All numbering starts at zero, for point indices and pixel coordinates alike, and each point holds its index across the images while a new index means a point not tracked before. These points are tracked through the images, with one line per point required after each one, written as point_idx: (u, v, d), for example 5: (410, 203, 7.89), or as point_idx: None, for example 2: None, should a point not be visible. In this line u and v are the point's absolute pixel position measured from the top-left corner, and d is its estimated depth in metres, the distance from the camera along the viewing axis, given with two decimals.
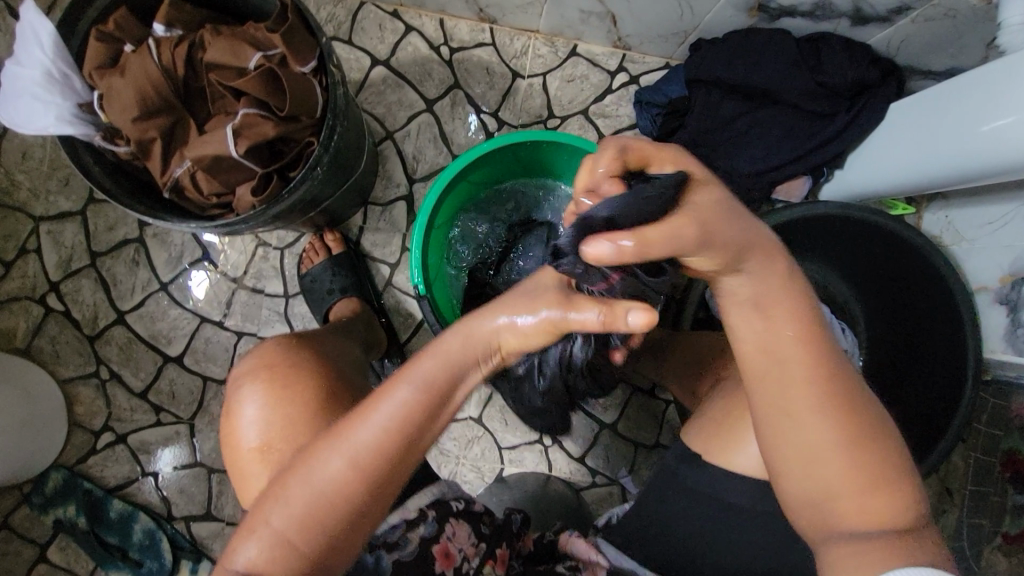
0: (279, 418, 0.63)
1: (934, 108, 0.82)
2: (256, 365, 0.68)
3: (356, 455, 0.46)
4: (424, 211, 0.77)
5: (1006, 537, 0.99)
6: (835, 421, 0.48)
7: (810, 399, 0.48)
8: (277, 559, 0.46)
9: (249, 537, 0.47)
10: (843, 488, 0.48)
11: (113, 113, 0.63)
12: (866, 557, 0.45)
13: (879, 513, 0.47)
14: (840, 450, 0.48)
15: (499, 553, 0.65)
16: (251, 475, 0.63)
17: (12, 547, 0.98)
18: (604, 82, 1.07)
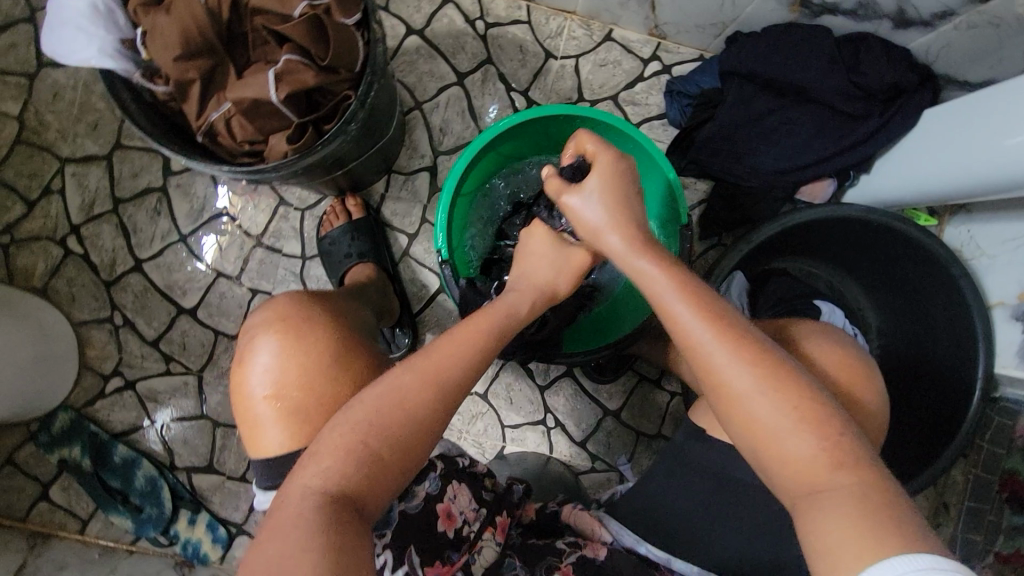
0: (295, 367, 0.63)
1: (965, 119, 0.82)
2: (270, 316, 0.68)
3: (428, 372, 0.52)
4: (453, 175, 0.77)
5: (999, 555, 1.00)
6: (752, 369, 0.48)
7: (717, 347, 0.49)
8: (348, 472, 0.47)
9: (319, 456, 0.48)
10: (793, 442, 0.46)
11: (155, 50, 0.63)
12: (841, 515, 0.42)
13: (833, 461, 0.45)
14: (760, 399, 0.47)
15: (499, 520, 0.65)
16: (264, 423, 0.62)
17: (15, 482, 1.00)
18: (636, 70, 1.07)
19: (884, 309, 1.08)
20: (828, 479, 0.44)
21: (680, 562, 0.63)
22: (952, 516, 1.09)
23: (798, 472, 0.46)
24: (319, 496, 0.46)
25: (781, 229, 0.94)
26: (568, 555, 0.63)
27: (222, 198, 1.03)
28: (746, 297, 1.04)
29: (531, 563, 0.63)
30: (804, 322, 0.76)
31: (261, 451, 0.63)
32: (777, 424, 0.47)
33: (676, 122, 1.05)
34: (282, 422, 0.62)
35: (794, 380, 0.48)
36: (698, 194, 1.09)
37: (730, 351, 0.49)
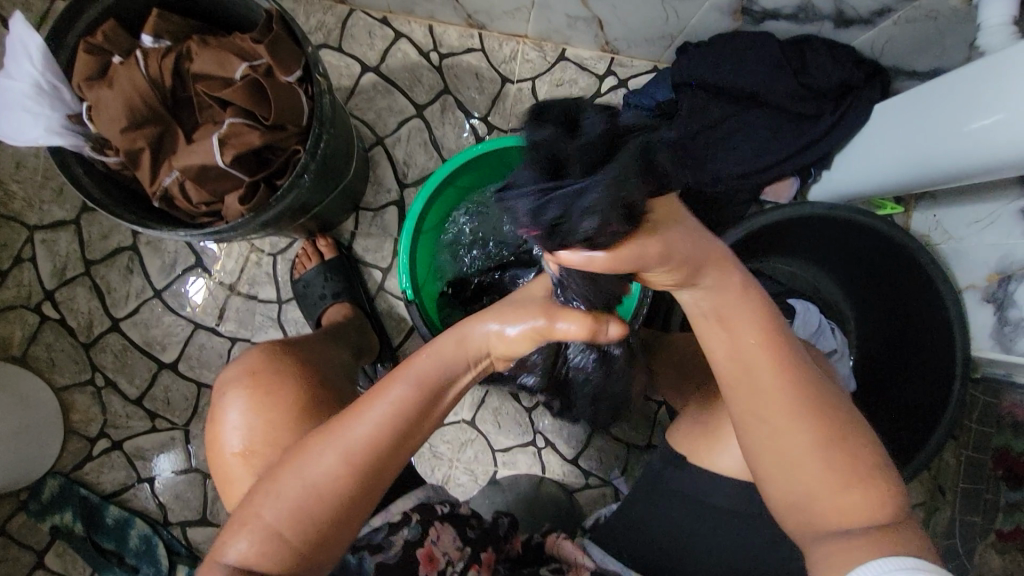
0: (262, 422, 0.64)
1: (918, 111, 0.83)
2: (240, 371, 0.69)
3: (348, 447, 0.47)
4: (411, 217, 0.78)
5: (1001, 534, 1.00)
6: (811, 427, 0.49)
7: (782, 407, 0.49)
8: (270, 549, 0.47)
9: (241, 531, 0.48)
10: (830, 496, 0.48)
11: (101, 124, 0.63)
12: (849, 549, 0.45)
13: (856, 511, 0.47)
14: (809, 451, 0.49)
15: (483, 557, 0.65)
16: (238, 478, 0.64)
17: (9, 553, 0.99)
18: (592, 86, 1.08)
19: (859, 300, 1.09)
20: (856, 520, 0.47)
21: None
22: (948, 499, 1.09)
23: (816, 514, 0.49)
24: (238, 573, 0.46)
25: (746, 232, 0.95)
26: None
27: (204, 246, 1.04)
28: None
29: None
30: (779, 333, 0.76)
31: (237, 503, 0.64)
32: (819, 475, 0.49)
33: None
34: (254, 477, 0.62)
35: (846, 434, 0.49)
36: None
37: (785, 408, 0.49)
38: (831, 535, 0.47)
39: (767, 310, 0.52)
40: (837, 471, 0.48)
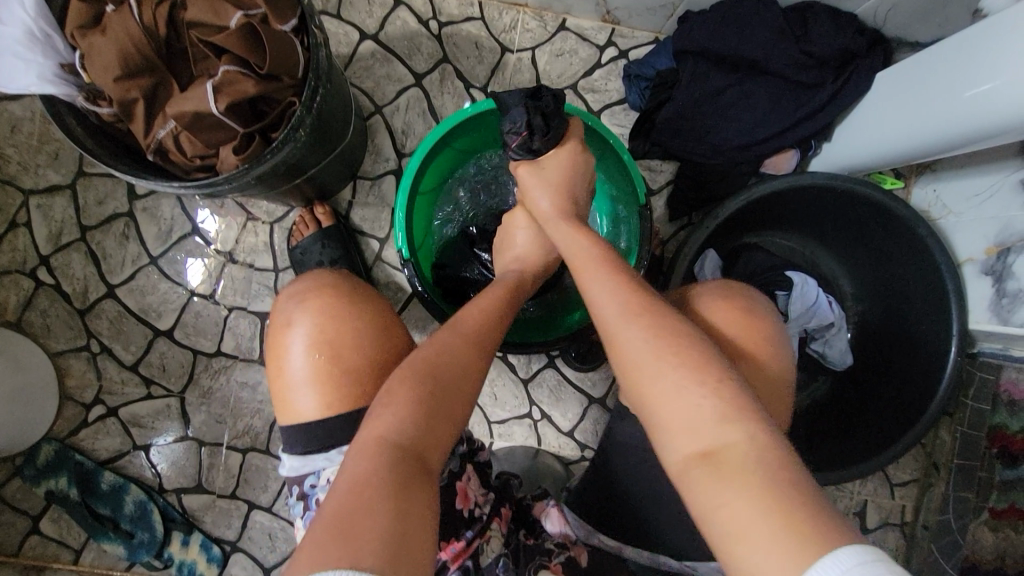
0: (341, 327, 0.61)
1: (917, 78, 0.83)
2: (310, 284, 0.66)
3: (467, 330, 0.57)
4: (408, 175, 0.77)
5: (993, 511, 1.03)
6: (650, 331, 0.49)
7: (624, 321, 0.50)
8: (414, 421, 0.48)
9: (385, 407, 0.49)
10: (686, 400, 0.45)
11: (94, 72, 0.62)
12: (735, 481, 0.40)
13: (719, 422, 0.43)
14: (651, 358, 0.47)
15: (503, 510, 0.65)
16: (323, 378, 0.59)
17: (5, 518, 0.99)
18: (593, 57, 1.07)
19: (858, 275, 1.08)
20: (717, 442, 0.43)
21: (630, 550, 0.67)
22: (942, 476, 1.10)
23: (682, 439, 0.45)
24: (385, 440, 0.47)
25: (746, 203, 0.95)
26: (557, 556, 0.64)
27: (203, 223, 1.03)
28: (720, 273, 1.05)
29: (523, 563, 0.63)
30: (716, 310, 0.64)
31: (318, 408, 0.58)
32: (671, 384, 0.46)
33: (636, 106, 1.05)
34: (352, 381, 0.59)
35: (686, 335, 0.48)
36: (665, 175, 1.09)
37: (627, 315, 0.50)
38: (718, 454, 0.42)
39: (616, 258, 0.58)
40: (695, 378, 0.45)
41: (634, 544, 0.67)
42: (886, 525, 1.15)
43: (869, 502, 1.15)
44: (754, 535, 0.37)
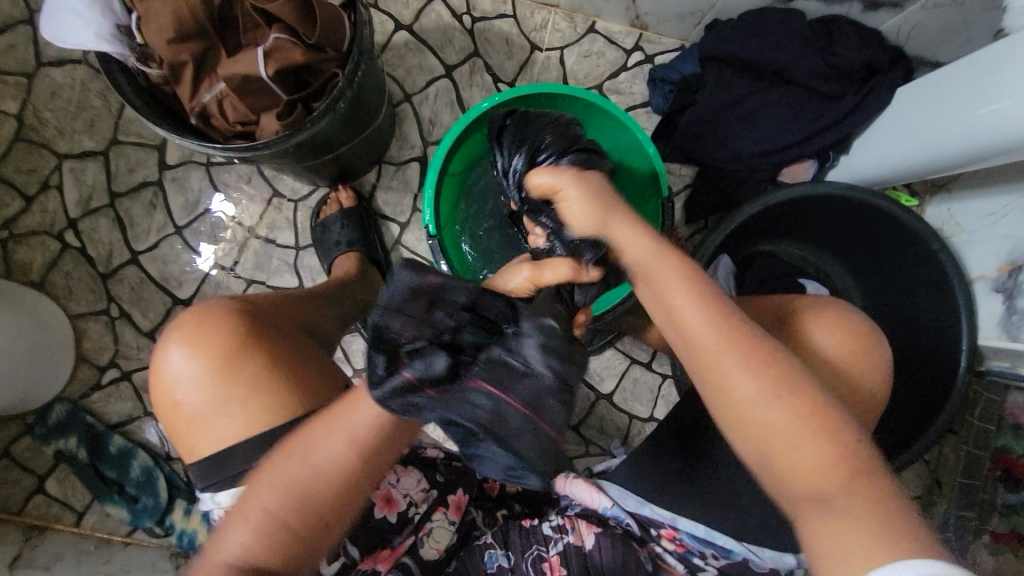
0: (206, 381, 0.60)
1: (935, 95, 0.85)
2: (189, 317, 0.63)
3: (343, 450, 0.52)
4: (439, 154, 0.80)
5: (994, 535, 1.00)
6: (767, 385, 0.52)
7: (728, 360, 0.53)
8: (259, 551, 0.51)
9: (239, 526, 0.52)
10: (795, 449, 0.50)
11: (149, 34, 0.65)
12: (841, 524, 0.46)
13: (808, 465, 0.50)
14: (766, 405, 0.51)
15: (452, 499, 0.67)
16: (188, 425, 0.61)
17: (12, 476, 1.00)
18: (620, 59, 1.10)
19: (869, 288, 1.09)
20: (818, 475, 0.49)
21: (684, 521, 0.62)
22: (945, 493, 1.10)
23: (782, 458, 0.51)
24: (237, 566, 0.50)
25: (763, 208, 0.96)
26: (553, 543, 0.64)
27: (216, 208, 1.05)
28: (733, 279, 1.07)
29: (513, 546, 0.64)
30: (807, 312, 0.63)
31: (194, 451, 0.61)
32: (763, 411, 0.52)
33: (659, 109, 1.08)
34: (209, 426, 0.60)
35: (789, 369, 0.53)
36: (684, 179, 1.11)
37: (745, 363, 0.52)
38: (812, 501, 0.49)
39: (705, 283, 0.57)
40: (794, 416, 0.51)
41: (688, 516, 0.62)
42: None
43: None
44: (831, 555, 0.45)
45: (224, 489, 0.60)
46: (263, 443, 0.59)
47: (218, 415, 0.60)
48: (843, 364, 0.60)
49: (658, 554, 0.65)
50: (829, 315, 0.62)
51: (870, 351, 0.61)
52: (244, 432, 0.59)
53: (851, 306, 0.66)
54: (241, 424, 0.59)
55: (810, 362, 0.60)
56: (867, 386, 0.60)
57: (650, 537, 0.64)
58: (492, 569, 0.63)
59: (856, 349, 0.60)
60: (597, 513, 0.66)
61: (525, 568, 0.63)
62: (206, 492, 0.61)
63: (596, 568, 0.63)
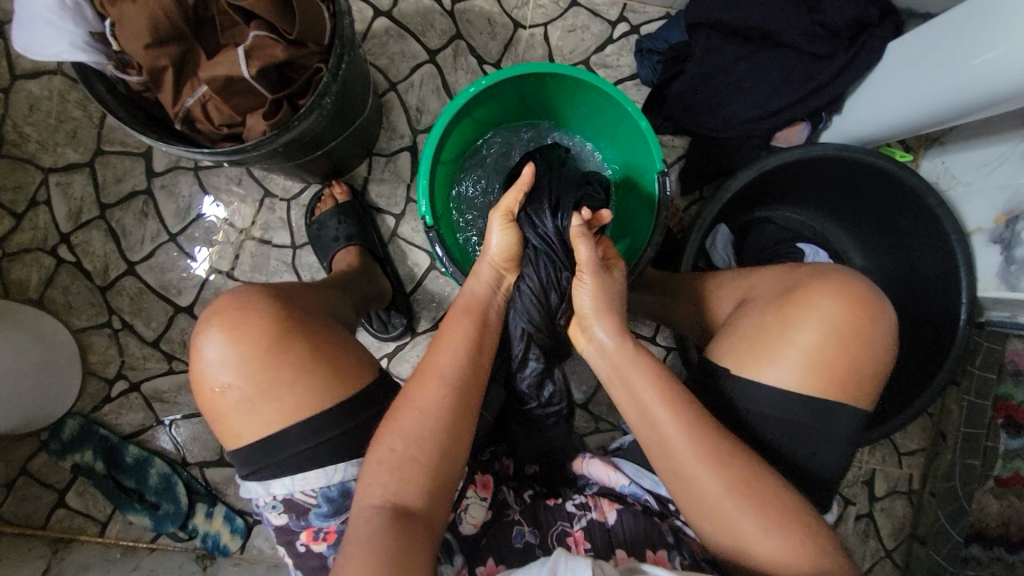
0: (256, 363, 0.58)
1: (930, 47, 0.83)
2: (224, 304, 0.61)
3: (452, 379, 0.59)
4: (431, 142, 0.79)
5: (999, 481, 1.04)
6: (728, 483, 0.55)
7: (699, 465, 0.56)
8: (405, 486, 0.54)
9: (376, 471, 0.54)
10: (763, 542, 0.54)
11: (124, 41, 0.63)
12: None
13: (780, 553, 0.54)
14: (736, 505, 0.55)
15: (479, 478, 0.67)
16: (233, 414, 0.59)
17: (31, 492, 1.01)
18: (605, 32, 1.08)
19: (869, 248, 1.09)
20: (799, 573, 0.53)
21: None
22: (949, 444, 1.11)
23: (749, 553, 0.55)
24: (384, 507, 0.53)
25: (758, 174, 0.95)
26: (578, 519, 0.64)
27: (205, 210, 1.04)
28: (732, 248, 1.07)
29: (541, 523, 0.64)
30: (811, 283, 0.63)
31: (238, 439, 0.59)
32: (746, 524, 0.55)
33: (648, 80, 1.06)
34: (258, 410, 0.58)
35: (753, 473, 0.56)
36: (677, 151, 1.10)
37: (707, 465, 0.56)
38: None
39: (676, 386, 0.60)
40: (741, 500, 0.55)
41: None
42: (894, 494, 1.16)
43: (877, 471, 1.16)
44: None
45: (277, 476, 0.59)
46: (315, 424, 0.58)
47: (267, 398, 0.58)
48: (848, 330, 0.60)
49: (679, 528, 0.65)
50: (833, 282, 0.62)
51: (874, 315, 0.61)
52: (293, 415, 0.58)
53: (853, 270, 0.66)
54: (297, 401, 0.58)
55: (818, 329, 0.60)
56: (872, 349, 0.61)
57: (669, 512, 0.66)
58: (519, 546, 0.62)
59: (861, 314, 0.61)
60: (615, 491, 0.68)
61: (552, 543, 0.63)
62: (251, 480, 0.59)
63: (620, 544, 0.63)
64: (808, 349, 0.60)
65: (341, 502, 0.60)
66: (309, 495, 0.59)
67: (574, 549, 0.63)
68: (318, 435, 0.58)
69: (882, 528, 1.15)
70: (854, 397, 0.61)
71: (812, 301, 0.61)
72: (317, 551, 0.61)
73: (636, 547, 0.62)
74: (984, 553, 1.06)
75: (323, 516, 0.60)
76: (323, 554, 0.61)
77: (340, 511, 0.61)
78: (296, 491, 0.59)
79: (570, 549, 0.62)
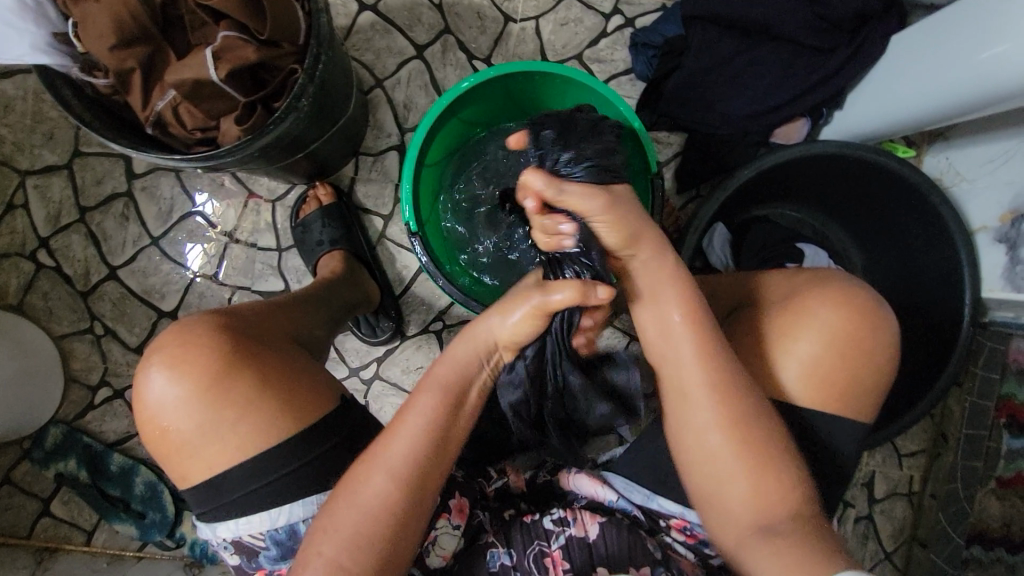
0: (200, 404, 0.56)
1: (935, 39, 0.80)
2: (169, 337, 0.58)
3: (399, 475, 0.54)
4: (414, 146, 0.76)
5: (1000, 481, 1.00)
6: (723, 419, 0.55)
7: (703, 399, 0.56)
8: None
9: (310, 570, 0.51)
10: (740, 479, 0.55)
11: (88, 42, 0.60)
12: (774, 558, 0.51)
13: (759, 492, 0.55)
14: (726, 443, 0.55)
15: (453, 503, 0.63)
16: (182, 452, 0.57)
17: (15, 501, 0.99)
18: (598, 26, 1.04)
19: (870, 247, 1.06)
20: (770, 511, 0.54)
21: (692, 514, 0.62)
22: (951, 445, 1.08)
23: (727, 494, 0.56)
24: None
25: (756, 173, 0.92)
26: (556, 539, 0.62)
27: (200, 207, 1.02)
28: (729, 248, 1.05)
29: (517, 544, 0.63)
30: (810, 289, 0.61)
31: (187, 478, 0.58)
32: (730, 464, 0.55)
33: (643, 75, 1.03)
34: (202, 451, 0.56)
35: (756, 410, 0.55)
36: (673, 147, 1.07)
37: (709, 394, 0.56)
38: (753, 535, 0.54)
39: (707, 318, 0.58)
40: (737, 444, 0.55)
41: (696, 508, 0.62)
42: (895, 496, 1.14)
43: (878, 472, 1.14)
44: None
45: (221, 519, 0.57)
46: (261, 464, 0.56)
47: (212, 436, 0.56)
48: (847, 341, 0.57)
49: (667, 542, 0.64)
50: (832, 290, 0.59)
51: (874, 323, 0.59)
52: (240, 454, 0.56)
53: (852, 275, 0.64)
54: (241, 440, 0.56)
55: (815, 340, 0.58)
56: (874, 361, 0.58)
57: (659, 528, 0.64)
58: (496, 568, 0.62)
59: (862, 323, 0.58)
60: (604, 506, 0.66)
61: (528, 565, 0.62)
62: (201, 519, 0.58)
63: (603, 560, 0.62)
64: (804, 361, 0.58)
65: (289, 544, 0.58)
66: (256, 538, 0.58)
67: (551, 571, 0.61)
68: (267, 473, 0.56)
69: (882, 529, 1.13)
70: (853, 408, 0.59)
71: (808, 309, 0.59)
72: None
73: (618, 563, 0.61)
74: (984, 554, 1.03)
75: (271, 559, 0.59)
76: None
77: (288, 552, 0.59)
78: (243, 534, 0.57)
79: (547, 572, 0.61)
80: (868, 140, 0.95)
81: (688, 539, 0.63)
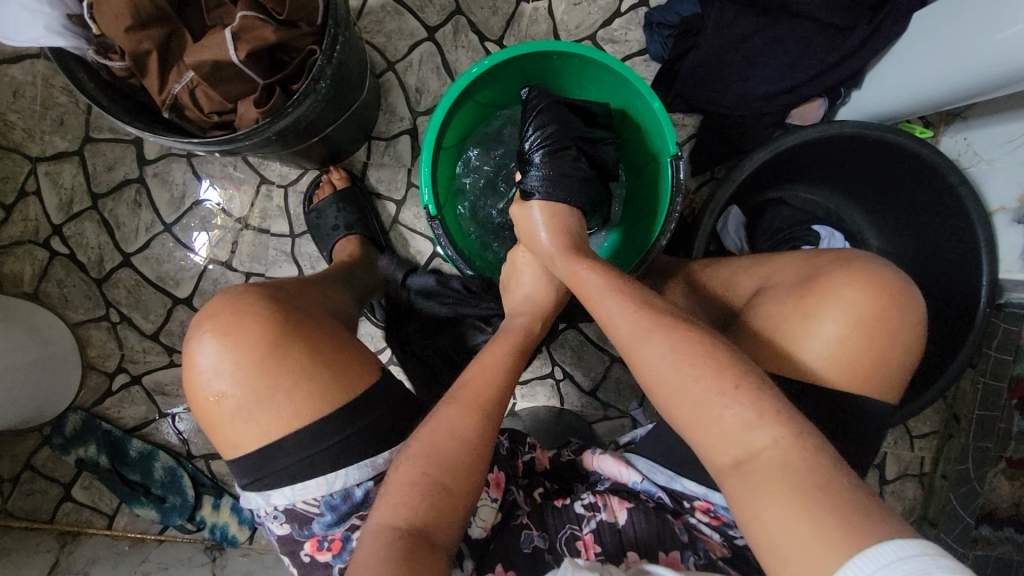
0: (257, 369, 0.56)
1: (955, 16, 0.79)
2: (220, 307, 0.59)
3: (471, 402, 0.57)
4: (432, 129, 0.75)
5: (1011, 462, 1.03)
6: (674, 346, 0.51)
7: (646, 337, 0.53)
8: (419, 507, 0.51)
9: (391, 491, 0.52)
10: (718, 406, 0.48)
11: (103, 24, 0.60)
12: (784, 498, 0.43)
13: (740, 424, 0.47)
14: (689, 376, 0.49)
15: (493, 477, 0.65)
16: (230, 422, 0.57)
17: (37, 486, 1.01)
18: (612, 5, 1.02)
19: (886, 229, 1.06)
20: (761, 449, 0.46)
21: (717, 496, 0.62)
22: (962, 427, 1.09)
23: (720, 441, 0.48)
24: (399, 528, 0.50)
25: (773, 154, 0.92)
26: (587, 521, 0.63)
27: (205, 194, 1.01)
28: (744, 231, 1.04)
29: (550, 526, 0.63)
30: (836, 270, 0.60)
31: (236, 447, 0.57)
32: (700, 398, 0.49)
33: (658, 56, 1.02)
34: (254, 419, 0.56)
35: (704, 339, 0.52)
36: (687, 130, 1.06)
37: (649, 329, 0.53)
38: (754, 478, 0.45)
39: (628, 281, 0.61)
40: (695, 368, 0.50)
41: (720, 491, 0.62)
42: (905, 476, 1.15)
43: (888, 454, 1.14)
44: (801, 546, 0.40)
45: (275, 486, 0.57)
46: (316, 431, 0.57)
47: (265, 403, 0.56)
48: (875, 321, 0.57)
49: (693, 525, 0.64)
50: (858, 270, 0.59)
51: (900, 301, 0.58)
52: (297, 419, 0.56)
53: (875, 255, 0.63)
54: (299, 400, 0.57)
55: (842, 321, 0.57)
56: (900, 341, 0.58)
57: (683, 510, 0.65)
58: (528, 551, 0.61)
59: (889, 302, 0.57)
60: (628, 488, 0.67)
61: (561, 548, 0.62)
62: (249, 489, 0.58)
63: (632, 544, 0.61)
64: (831, 342, 0.58)
65: (345, 509, 0.59)
66: (311, 504, 0.58)
67: (584, 554, 0.61)
68: (322, 440, 0.57)
69: None
70: (880, 389, 0.58)
71: (833, 288, 0.59)
72: (322, 562, 0.59)
73: (648, 549, 0.61)
74: (994, 534, 1.05)
75: (326, 525, 0.58)
76: (329, 564, 0.59)
77: (343, 518, 0.59)
78: (297, 501, 0.57)
79: (579, 555, 0.61)
80: (888, 121, 0.94)
81: (714, 520, 0.63)
